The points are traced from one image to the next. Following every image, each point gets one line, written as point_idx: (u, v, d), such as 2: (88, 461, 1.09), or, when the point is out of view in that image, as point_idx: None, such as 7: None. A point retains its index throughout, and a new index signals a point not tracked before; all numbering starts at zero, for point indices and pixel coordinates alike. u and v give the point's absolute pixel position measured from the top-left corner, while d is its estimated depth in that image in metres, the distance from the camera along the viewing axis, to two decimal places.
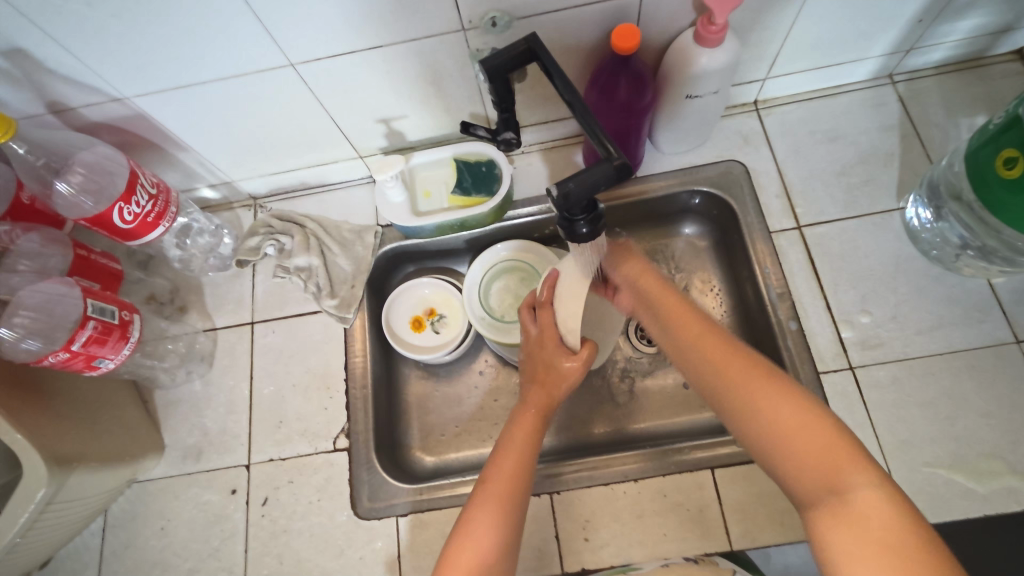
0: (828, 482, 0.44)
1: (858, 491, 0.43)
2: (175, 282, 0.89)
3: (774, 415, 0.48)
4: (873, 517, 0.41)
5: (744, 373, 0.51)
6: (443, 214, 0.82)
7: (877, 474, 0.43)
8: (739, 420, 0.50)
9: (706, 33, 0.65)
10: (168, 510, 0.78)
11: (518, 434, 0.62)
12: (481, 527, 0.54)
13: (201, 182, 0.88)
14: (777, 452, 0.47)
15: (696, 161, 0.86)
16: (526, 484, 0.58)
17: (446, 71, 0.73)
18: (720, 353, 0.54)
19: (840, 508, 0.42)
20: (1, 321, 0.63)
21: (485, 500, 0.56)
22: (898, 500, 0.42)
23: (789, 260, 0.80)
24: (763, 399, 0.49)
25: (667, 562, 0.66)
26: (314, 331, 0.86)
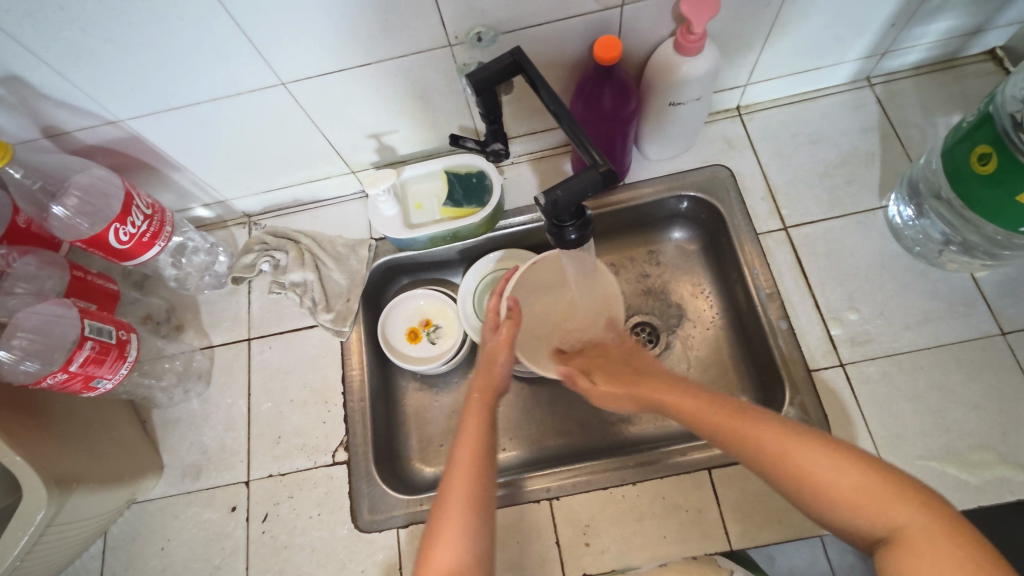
0: (875, 522, 0.45)
1: (907, 524, 0.43)
2: (172, 301, 0.90)
3: (813, 463, 0.48)
4: (928, 549, 0.42)
5: (767, 430, 0.52)
6: (435, 225, 0.83)
7: (917, 502, 0.44)
8: (780, 480, 0.50)
9: (686, 42, 0.67)
10: (169, 530, 0.78)
11: (469, 423, 0.62)
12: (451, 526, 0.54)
13: (195, 202, 0.89)
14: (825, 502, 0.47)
15: (682, 167, 0.88)
16: (491, 475, 0.58)
17: (434, 86, 0.74)
18: (734, 417, 0.55)
19: (901, 545, 0.43)
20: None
21: (449, 508, 0.55)
22: (946, 523, 0.43)
23: (776, 261, 0.82)
24: (797, 453, 0.49)
25: (664, 562, 0.69)
26: (311, 345, 0.87)
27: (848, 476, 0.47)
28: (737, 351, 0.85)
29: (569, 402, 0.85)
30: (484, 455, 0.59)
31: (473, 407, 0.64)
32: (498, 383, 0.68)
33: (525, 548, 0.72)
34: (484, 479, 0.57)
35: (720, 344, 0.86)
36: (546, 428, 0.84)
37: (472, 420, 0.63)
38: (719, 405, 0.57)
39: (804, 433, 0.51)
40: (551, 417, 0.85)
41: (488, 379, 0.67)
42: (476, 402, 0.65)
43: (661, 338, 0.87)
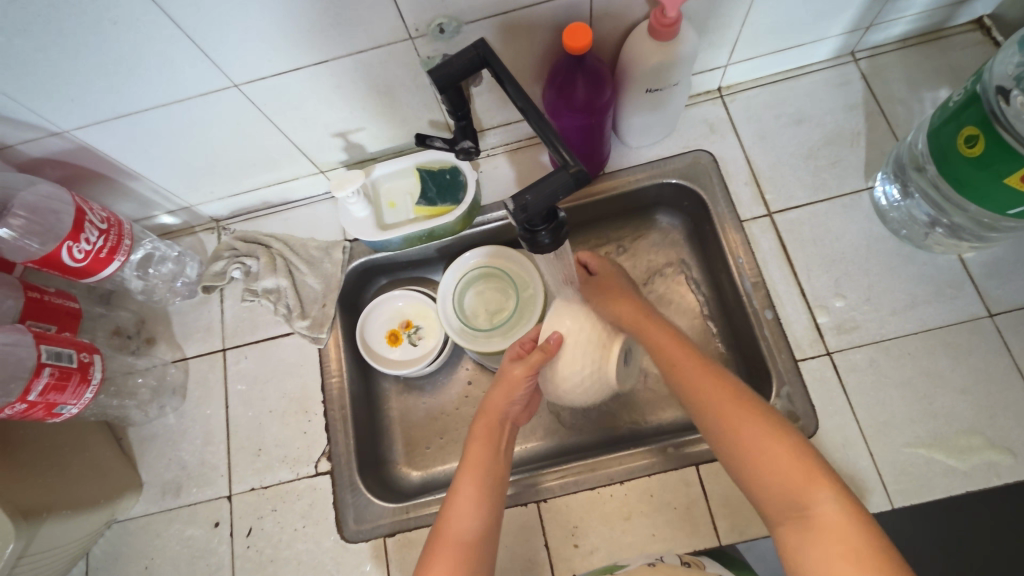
0: (794, 500, 0.50)
1: (824, 506, 0.48)
2: (141, 314, 0.87)
3: (759, 439, 0.53)
4: (837, 527, 0.47)
5: (734, 402, 0.56)
6: (409, 225, 0.81)
7: (840, 492, 0.49)
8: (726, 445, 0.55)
9: (660, 27, 0.63)
10: (152, 549, 0.77)
11: (478, 444, 0.64)
12: (463, 507, 0.60)
13: (158, 209, 0.85)
14: (755, 475, 0.52)
15: (664, 153, 0.86)
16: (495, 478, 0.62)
17: (397, 80, 0.71)
18: (696, 372, 0.59)
19: (806, 520, 0.49)
20: None
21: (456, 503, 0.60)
22: (857, 513, 0.48)
23: (760, 248, 0.79)
24: (743, 430, 0.54)
25: (652, 560, 0.65)
26: (288, 353, 0.84)
27: (782, 455, 0.52)
28: (723, 342, 0.83)
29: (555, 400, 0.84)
30: (490, 461, 0.63)
31: (482, 425, 0.65)
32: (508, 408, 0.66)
33: (513, 552, 0.71)
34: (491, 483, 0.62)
35: (706, 333, 0.84)
36: (532, 426, 0.83)
37: (478, 443, 0.64)
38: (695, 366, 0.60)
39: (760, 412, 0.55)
40: (539, 416, 0.84)
41: (498, 403, 0.66)
42: (484, 420, 0.66)
43: None
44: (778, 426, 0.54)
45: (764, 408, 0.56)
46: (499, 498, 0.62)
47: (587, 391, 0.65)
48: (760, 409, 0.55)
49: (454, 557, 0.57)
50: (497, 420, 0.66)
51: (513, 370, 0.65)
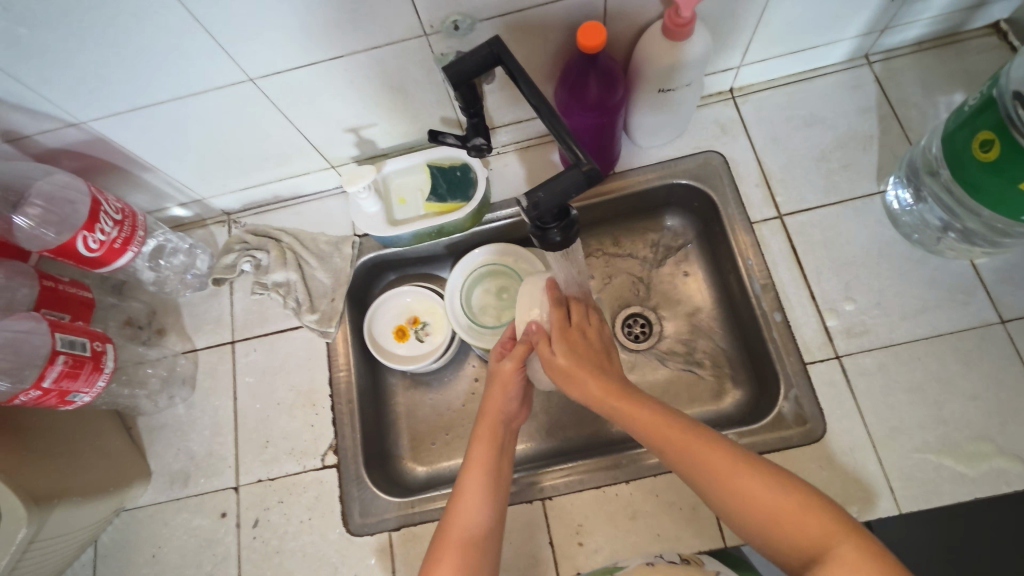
0: (810, 550, 0.46)
1: (840, 544, 0.45)
2: (152, 304, 0.88)
3: (755, 495, 0.50)
4: (858, 566, 0.43)
5: (719, 456, 0.52)
6: (419, 222, 0.81)
7: (854, 525, 0.46)
8: (722, 503, 0.51)
9: (674, 27, 0.63)
10: (159, 537, 0.78)
11: (479, 444, 0.64)
12: (468, 503, 0.60)
13: (171, 201, 0.86)
14: (759, 524, 0.49)
15: (675, 153, 0.85)
16: (502, 470, 0.63)
17: (410, 77, 0.71)
18: (666, 425, 0.55)
19: (826, 564, 0.44)
20: None
21: (463, 500, 0.60)
22: (878, 546, 0.44)
23: (770, 250, 0.79)
24: (742, 478, 0.50)
25: (650, 560, 0.65)
26: (297, 346, 0.85)
27: (784, 507, 0.48)
28: (731, 344, 0.83)
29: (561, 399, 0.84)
30: (495, 454, 0.64)
31: (484, 427, 0.66)
32: (506, 408, 0.67)
33: (517, 549, 0.71)
34: (496, 471, 0.63)
35: (713, 334, 0.84)
36: (537, 425, 0.83)
37: (482, 443, 0.64)
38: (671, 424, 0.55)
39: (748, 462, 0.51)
40: (544, 414, 0.84)
41: (496, 404, 0.67)
42: (485, 420, 0.66)
43: (655, 329, 0.86)
44: (772, 474, 0.50)
45: (753, 458, 0.52)
46: (505, 492, 0.63)
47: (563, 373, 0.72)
48: (749, 459, 0.52)
49: (458, 554, 0.57)
50: (497, 423, 0.66)
51: (502, 366, 0.67)
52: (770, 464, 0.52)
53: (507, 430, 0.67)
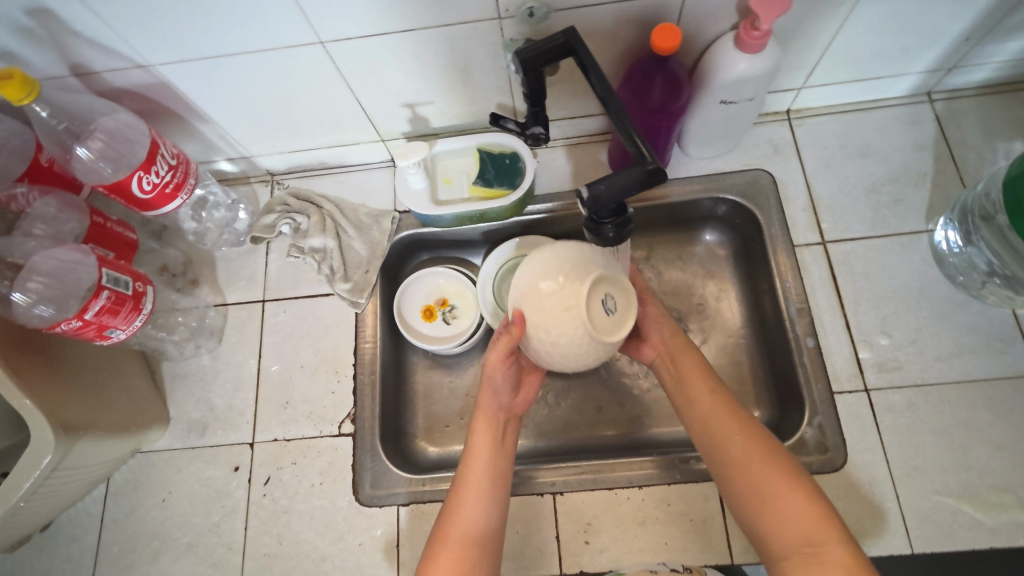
0: (807, 540, 0.53)
1: (833, 547, 0.51)
2: (189, 254, 0.89)
3: (769, 479, 0.57)
4: (844, 568, 0.50)
5: (747, 441, 0.59)
6: (463, 204, 0.82)
7: (847, 534, 0.52)
8: (734, 479, 0.59)
9: (748, 38, 0.63)
10: (170, 483, 0.78)
11: (474, 455, 0.63)
12: (471, 500, 0.60)
13: (220, 154, 0.87)
14: (760, 502, 0.56)
15: (724, 167, 0.85)
16: (497, 479, 0.62)
17: (476, 58, 0.71)
18: (713, 402, 0.63)
19: (814, 559, 0.51)
20: (15, 287, 0.62)
21: (460, 506, 0.60)
22: (863, 558, 0.51)
23: (809, 276, 0.79)
24: (758, 463, 0.58)
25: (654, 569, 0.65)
26: (326, 313, 0.86)
27: (797, 499, 0.55)
28: (758, 364, 0.83)
29: (579, 397, 0.84)
30: (488, 466, 0.62)
31: (481, 423, 0.65)
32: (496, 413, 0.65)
33: (523, 539, 0.71)
34: (491, 478, 0.62)
35: (740, 352, 0.84)
36: (552, 420, 0.83)
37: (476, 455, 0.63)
38: (714, 400, 0.64)
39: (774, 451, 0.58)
40: (563, 410, 0.84)
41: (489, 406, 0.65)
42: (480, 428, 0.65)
43: None
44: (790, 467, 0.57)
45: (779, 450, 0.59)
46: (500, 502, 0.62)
47: (579, 352, 0.55)
48: (775, 449, 0.59)
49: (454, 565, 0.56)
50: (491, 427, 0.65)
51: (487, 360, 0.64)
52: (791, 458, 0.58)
53: (503, 438, 0.65)
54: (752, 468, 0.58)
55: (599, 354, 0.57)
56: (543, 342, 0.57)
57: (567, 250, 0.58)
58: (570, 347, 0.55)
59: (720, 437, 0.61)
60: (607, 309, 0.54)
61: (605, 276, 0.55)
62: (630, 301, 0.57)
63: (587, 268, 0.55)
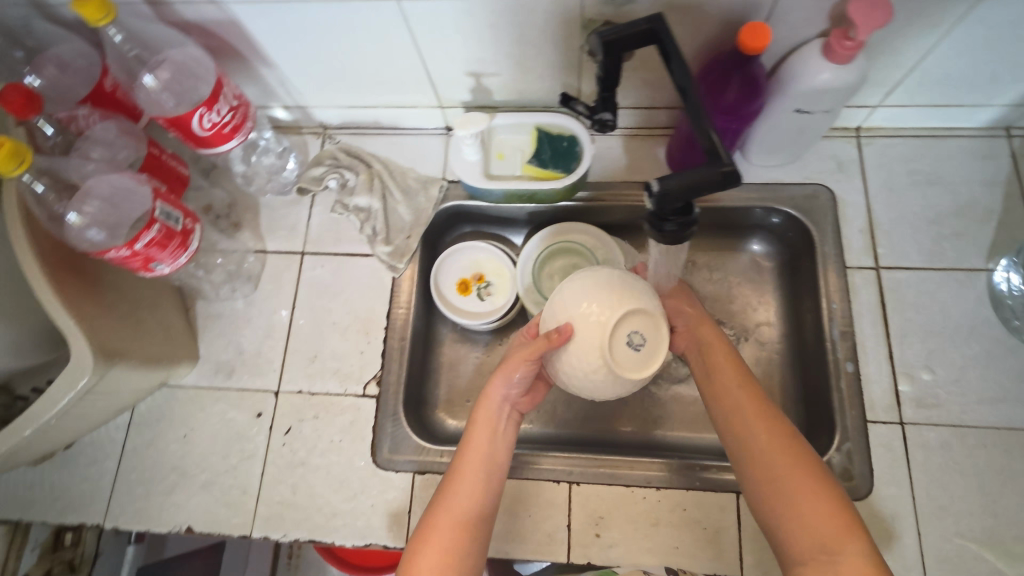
0: (826, 544, 0.52)
1: (853, 553, 0.51)
2: (234, 197, 0.89)
3: (791, 477, 0.56)
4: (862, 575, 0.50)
5: (773, 437, 0.59)
6: (514, 181, 0.81)
7: (869, 544, 0.52)
8: (755, 473, 0.58)
9: (839, 48, 0.61)
10: (193, 420, 0.79)
11: (478, 442, 0.64)
12: (471, 475, 0.62)
13: (276, 101, 0.86)
14: (780, 500, 0.56)
15: (783, 178, 0.83)
16: (495, 471, 0.63)
17: (552, 35, 0.69)
18: (743, 394, 0.63)
19: (831, 563, 0.51)
20: (70, 206, 0.64)
21: (459, 486, 0.61)
22: (883, 566, 0.51)
23: (858, 300, 0.77)
24: (784, 459, 0.57)
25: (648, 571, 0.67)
26: (362, 273, 0.85)
27: (820, 501, 0.54)
28: (790, 382, 0.81)
29: None
30: (489, 459, 0.63)
31: (483, 409, 0.65)
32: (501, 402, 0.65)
33: (534, 523, 0.72)
34: (490, 468, 0.63)
35: (773, 368, 0.83)
36: (575, 409, 0.83)
37: (480, 442, 0.63)
38: (744, 393, 0.63)
39: (800, 449, 0.58)
40: (590, 405, 0.83)
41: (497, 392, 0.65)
42: (484, 415, 0.65)
43: None
44: (816, 467, 0.57)
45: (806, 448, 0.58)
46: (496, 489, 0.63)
47: (602, 384, 0.57)
48: (803, 446, 0.58)
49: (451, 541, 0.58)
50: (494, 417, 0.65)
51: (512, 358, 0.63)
52: (818, 458, 0.58)
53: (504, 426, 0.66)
54: (776, 463, 0.57)
55: (620, 388, 0.58)
56: (571, 361, 0.57)
57: (607, 277, 0.58)
58: (594, 377, 0.56)
59: (746, 431, 0.60)
60: (635, 345, 0.55)
61: (638, 311, 0.56)
62: (662, 338, 0.57)
63: (621, 297, 0.56)
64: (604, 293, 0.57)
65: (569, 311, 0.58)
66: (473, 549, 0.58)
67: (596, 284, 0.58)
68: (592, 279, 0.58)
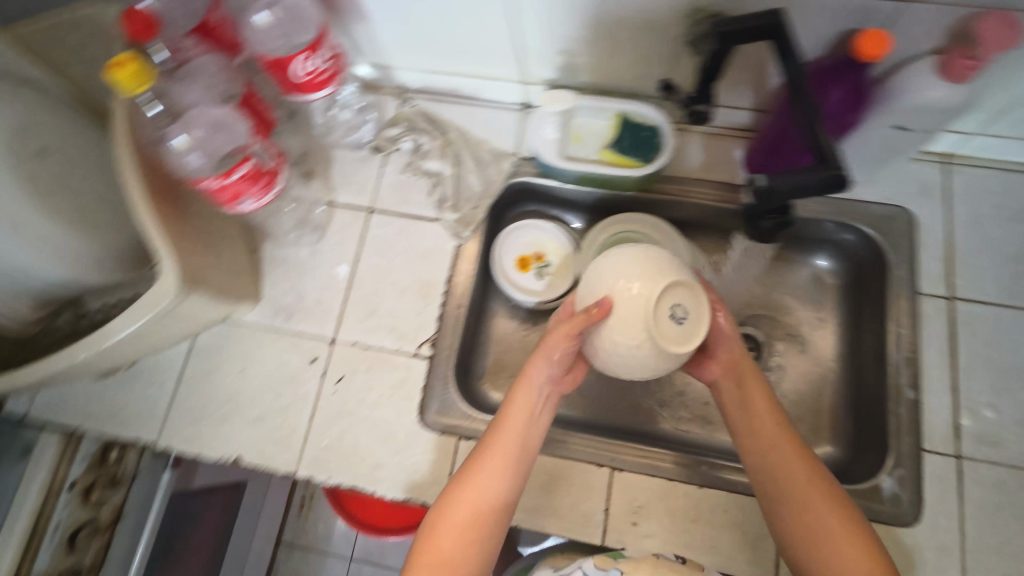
0: None
1: None
2: (309, 146, 0.90)
3: (826, 525, 0.57)
4: None
5: (807, 483, 0.59)
6: (590, 165, 0.80)
7: None
8: (789, 517, 0.59)
9: (955, 68, 0.58)
10: (249, 357, 0.82)
11: (507, 430, 0.63)
12: (497, 462, 0.62)
13: (362, 57, 0.87)
14: (814, 546, 0.57)
15: (863, 195, 0.81)
16: (519, 461, 0.63)
17: (655, 21, 0.68)
18: (776, 433, 0.62)
19: None
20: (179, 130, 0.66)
21: (485, 471, 0.61)
22: None
23: (926, 328, 0.75)
24: (818, 506, 0.58)
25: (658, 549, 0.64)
26: (426, 236, 0.86)
27: (855, 550, 0.55)
28: (843, 402, 0.80)
29: (651, 385, 0.84)
30: (514, 448, 0.63)
31: (522, 394, 0.65)
32: (537, 387, 0.65)
33: (572, 503, 0.72)
34: (516, 457, 0.63)
35: (825, 385, 0.82)
36: (620, 399, 0.83)
37: (510, 431, 0.63)
38: (776, 432, 0.62)
39: (834, 495, 0.58)
40: (637, 399, 0.83)
41: (536, 375, 0.65)
42: (520, 400, 0.64)
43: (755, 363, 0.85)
44: (849, 514, 0.57)
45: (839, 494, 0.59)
46: (517, 479, 0.63)
47: (643, 359, 0.58)
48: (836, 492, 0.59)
49: (471, 531, 0.59)
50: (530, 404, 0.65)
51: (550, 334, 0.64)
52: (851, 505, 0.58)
53: (538, 414, 0.66)
54: (811, 509, 0.58)
55: (661, 365, 0.59)
56: (612, 334, 0.59)
57: (652, 254, 0.60)
58: (637, 351, 0.58)
59: (779, 475, 0.61)
60: (678, 318, 0.57)
61: (681, 284, 0.58)
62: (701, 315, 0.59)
63: (662, 273, 0.58)
64: (647, 270, 0.58)
65: (611, 285, 0.59)
66: (487, 537, 0.59)
67: (640, 261, 0.59)
68: (636, 257, 0.60)
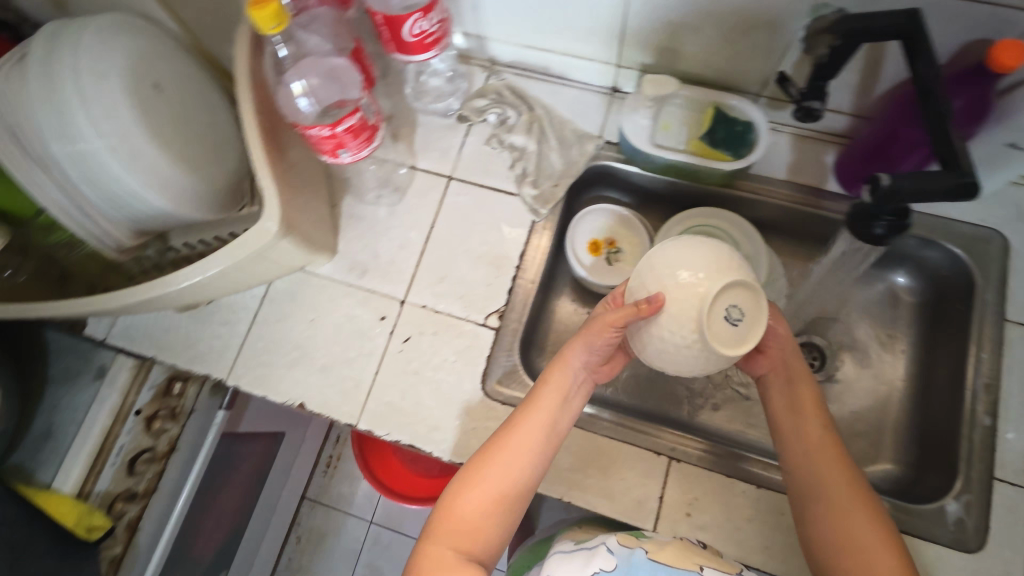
0: None
1: None
2: (396, 109, 0.91)
3: (860, 534, 0.57)
4: None
5: (846, 492, 0.59)
6: (678, 153, 0.79)
7: None
8: (821, 521, 0.60)
9: None
10: (321, 308, 0.84)
11: (539, 408, 0.64)
12: (526, 436, 0.63)
13: (459, 25, 0.87)
14: (843, 552, 0.57)
15: (955, 215, 0.79)
16: (546, 439, 0.63)
17: (773, 12, 0.67)
18: (821, 440, 0.62)
19: None
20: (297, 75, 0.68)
21: (511, 444, 0.62)
22: None
23: (1011, 356, 0.73)
24: (854, 514, 0.58)
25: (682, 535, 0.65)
26: (503, 210, 0.87)
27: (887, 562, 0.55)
28: (908, 421, 0.79)
29: (711, 382, 0.83)
30: (542, 426, 0.63)
31: (555, 375, 0.65)
32: (571, 370, 0.65)
33: (628, 487, 0.72)
34: (544, 435, 0.63)
35: (889, 402, 0.81)
36: (679, 392, 0.83)
37: (541, 409, 0.64)
38: (822, 438, 0.62)
39: (871, 508, 0.58)
40: (697, 394, 0.83)
41: (572, 358, 0.65)
42: (553, 381, 0.65)
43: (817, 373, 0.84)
44: (885, 527, 0.57)
45: (877, 508, 0.59)
46: (542, 456, 0.63)
47: (690, 357, 0.56)
48: (874, 505, 0.59)
49: (495, 499, 0.60)
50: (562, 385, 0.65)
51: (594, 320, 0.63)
52: (888, 520, 0.58)
53: (569, 397, 0.66)
54: (847, 516, 0.58)
55: (710, 365, 0.56)
56: (660, 329, 0.56)
57: (713, 249, 0.56)
58: (685, 351, 0.55)
59: (819, 479, 0.61)
60: (733, 319, 0.54)
61: (741, 283, 0.54)
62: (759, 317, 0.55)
63: (722, 271, 0.55)
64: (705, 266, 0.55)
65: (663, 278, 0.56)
66: (508, 507, 0.60)
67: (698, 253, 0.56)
68: (695, 248, 0.56)
